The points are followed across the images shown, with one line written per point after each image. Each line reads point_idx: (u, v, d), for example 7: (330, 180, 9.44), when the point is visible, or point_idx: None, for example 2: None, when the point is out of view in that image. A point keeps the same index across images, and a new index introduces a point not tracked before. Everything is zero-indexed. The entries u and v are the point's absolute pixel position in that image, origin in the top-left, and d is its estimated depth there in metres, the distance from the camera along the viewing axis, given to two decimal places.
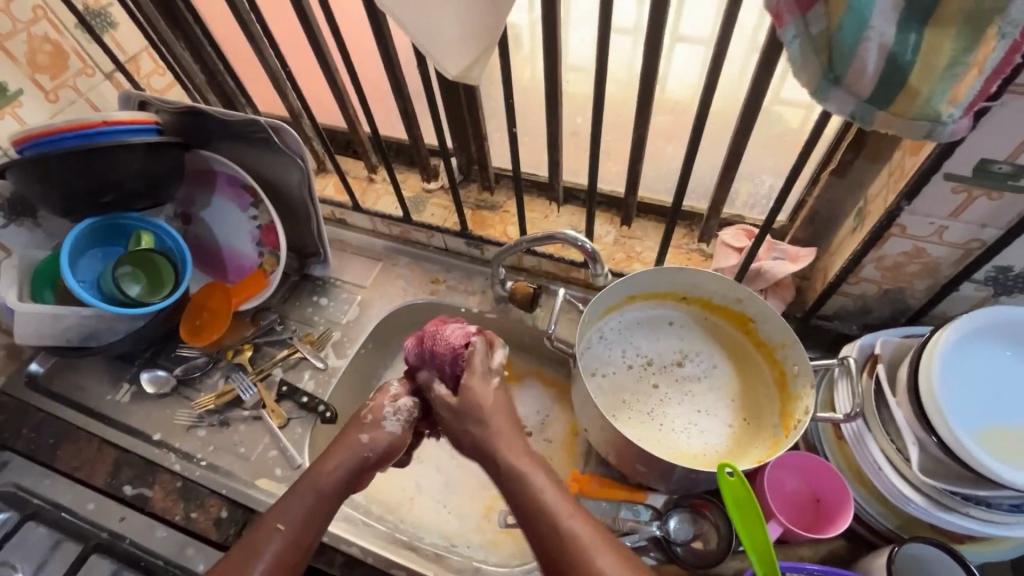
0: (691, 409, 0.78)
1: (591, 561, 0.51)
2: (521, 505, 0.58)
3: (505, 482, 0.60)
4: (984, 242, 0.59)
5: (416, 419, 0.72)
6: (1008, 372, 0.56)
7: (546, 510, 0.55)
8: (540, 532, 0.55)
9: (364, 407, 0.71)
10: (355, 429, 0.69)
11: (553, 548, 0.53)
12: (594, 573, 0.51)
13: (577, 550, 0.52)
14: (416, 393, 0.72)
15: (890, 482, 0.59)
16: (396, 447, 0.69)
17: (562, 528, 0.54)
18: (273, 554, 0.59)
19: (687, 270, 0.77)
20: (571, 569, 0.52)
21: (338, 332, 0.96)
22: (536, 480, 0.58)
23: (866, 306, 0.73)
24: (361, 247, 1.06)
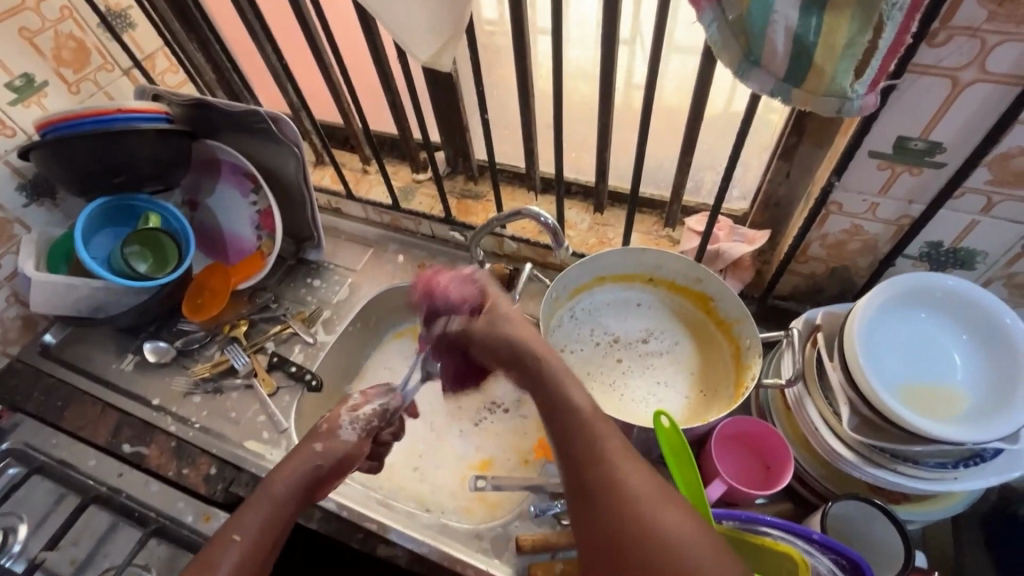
0: (655, 382, 0.83)
1: (620, 469, 0.53)
2: (552, 409, 0.59)
3: (537, 389, 0.61)
4: (913, 218, 0.63)
5: (373, 428, 0.74)
6: (931, 335, 0.59)
7: (581, 416, 0.56)
8: (571, 436, 0.56)
9: (319, 419, 0.72)
10: (307, 442, 0.69)
11: (580, 449, 0.55)
12: (621, 477, 0.52)
13: (605, 458, 0.53)
14: (376, 402, 0.76)
15: (826, 443, 0.63)
16: (356, 452, 0.71)
17: (592, 435, 0.55)
18: (235, 561, 0.57)
19: (649, 251, 0.83)
20: (595, 471, 0.53)
21: (328, 311, 1.02)
22: (573, 393, 0.59)
23: (817, 285, 0.78)
24: (355, 234, 1.13)
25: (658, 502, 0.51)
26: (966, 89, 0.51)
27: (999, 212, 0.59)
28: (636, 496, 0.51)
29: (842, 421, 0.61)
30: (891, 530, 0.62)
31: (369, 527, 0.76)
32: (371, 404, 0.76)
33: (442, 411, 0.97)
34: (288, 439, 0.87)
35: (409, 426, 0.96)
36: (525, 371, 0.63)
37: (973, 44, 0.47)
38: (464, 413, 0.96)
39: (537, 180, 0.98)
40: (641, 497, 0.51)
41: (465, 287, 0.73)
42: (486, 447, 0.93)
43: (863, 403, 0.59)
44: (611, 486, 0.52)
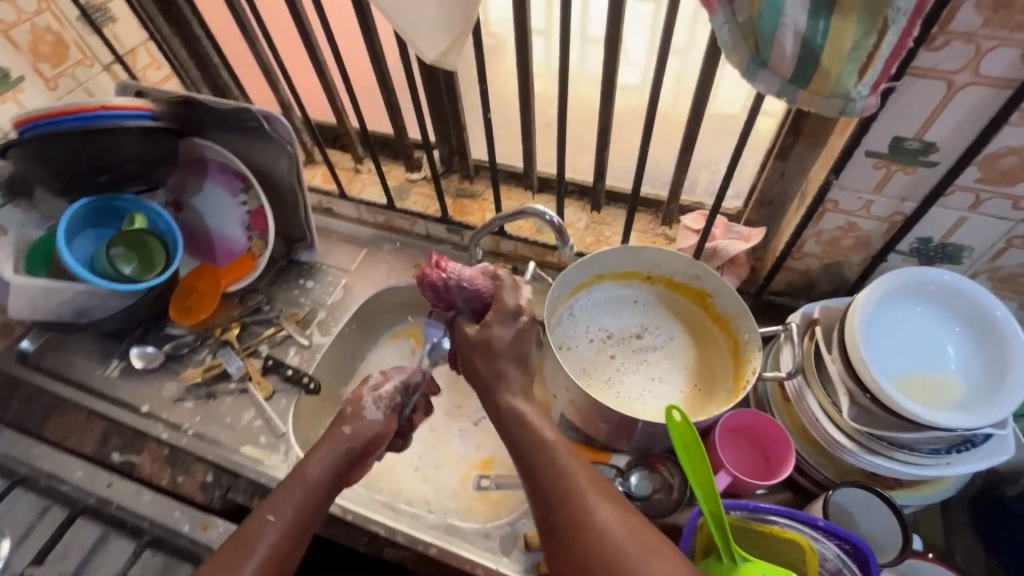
0: (651, 377, 0.84)
1: (589, 505, 0.54)
2: (519, 446, 0.60)
3: (505, 424, 0.62)
4: (905, 215, 0.66)
5: (397, 405, 0.76)
6: (927, 327, 0.62)
7: (549, 453, 0.58)
8: (540, 473, 0.57)
9: (345, 402, 0.74)
10: (339, 425, 0.71)
11: (548, 488, 0.56)
12: (590, 511, 0.54)
13: (574, 493, 0.55)
14: (397, 379, 0.77)
15: (826, 432, 0.65)
16: (384, 432, 0.73)
17: (560, 470, 0.57)
18: (267, 544, 0.60)
19: (649, 249, 0.84)
20: (564, 508, 0.55)
21: (323, 313, 1.01)
22: (542, 426, 0.60)
23: (811, 280, 0.80)
24: (347, 234, 1.11)
25: (627, 533, 0.52)
26: (961, 91, 0.53)
27: (986, 209, 0.62)
28: (606, 530, 0.52)
29: (842, 412, 0.63)
30: (890, 516, 0.64)
31: (375, 530, 0.75)
32: (393, 383, 0.77)
33: (441, 411, 0.96)
34: (287, 444, 0.85)
35: None
36: (496, 406, 0.63)
37: (968, 49, 0.50)
38: (463, 413, 0.96)
39: (535, 179, 0.98)
40: (610, 531, 0.52)
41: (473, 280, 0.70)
42: (486, 446, 0.93)
43: (864, 394, 0.61)
44: (581, 521, 0.53)
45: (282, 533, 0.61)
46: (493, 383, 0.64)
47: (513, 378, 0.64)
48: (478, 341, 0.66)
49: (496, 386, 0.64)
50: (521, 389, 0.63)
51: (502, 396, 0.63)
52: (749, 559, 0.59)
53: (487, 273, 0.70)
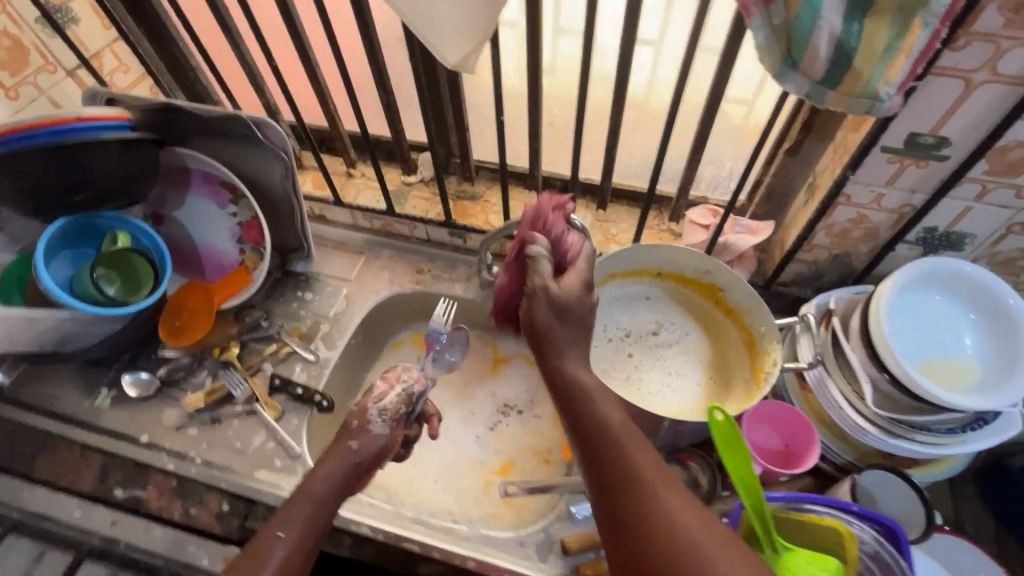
0: (669, 373, 0.85)
1: (657, 491, 0.51)
2: (580, 426, 0.58)
3: (569, 404, 0.59)
4: (915, 207, 0.69)
5: (402, 417, 0.72)
6: (943, 314, 0.65)
7: (613, 436, 0.55)
8: (603, 458, 0.55)
9: (350, 414, 0.71)
10: (344, 434, 0.69)
11: (612, 472, 0.53)
12: (659, 500, 0.51)
13: (639, 479, 0.52)
14: (400, 388, 0.73)
15: (849, 419, 0.68)
16: (389, 446, 0.70)
17: (626, 455, 0.54)
18: (277, 562, 0.57)
19: (661, 246, 0.84)
20: (630, 492, 0.52)
21: (326, 325, 0.97)
22: (605, 407, 0.58)
23: (818, 271, 0.82)
24: (342, 242, 1.07)
25: (700, 523, 0.49)
26: (978, 88, 0.55)
27: (991, 199, 0.65)
28: (675, 519, 0.49)
29: (866, 399, 0.66)
30: (910, 494, 0.67)
31: (408, 547, 0.74)
32: (397, 391, 0.73)
33: (455, 419, 0.95)
34: (303, 466, 0.82)
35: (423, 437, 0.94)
36: (554, 374, 0.62)
37: (988, 48, 0.52)
38: (478, 419, 0.95)
39: (540, 179, 0.97)
40: (681, 520, 0.49)
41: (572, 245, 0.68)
42: (505, 450, 0.92)
43: (887, 380, 0.64)
44: (649, 509, 0.50)
45: (293, 547, 0.59)
46: (549, 351, 0.63)
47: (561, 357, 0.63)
48: (551, 297, 0.64)
49: (554, 354, 0.62)
50: (580, 360, 0.62)
51: (559, 362, 0.62)
52: (791, 548, 0.61)
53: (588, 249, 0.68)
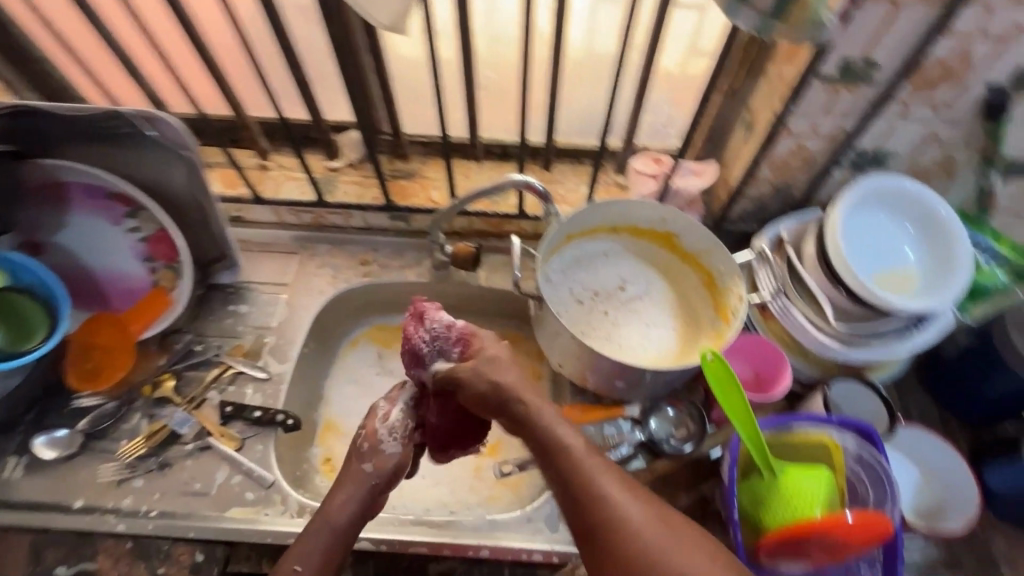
0: (641, 324, 0.86)
1: (622, 508, 0.53)
2: (547, 455, 0.59)
3: (529, 433, 0.61)
4: (847, 131, 0.73)
5: (413, 431, 0.70)
6: (881, 229, 0.71)
7: (578, 459, 0.57)
8: (568, 481, 0.56)
9: (358, 436, 0.69)
10: (355, 458, 0.67)
11: (579, 494, 0.55)
12: (626, 516, 0.53)
13: (604, 496, 0.54)
14: (404, 401, 0.70)
15: (815, 338, 0.73)
16: (403, 464, 0.68)
17: (589, 475, 0.56)
18: None
19: (616, 201, 0.83)
20: (599, 512, 0.53)
21: (272, 337, 0.88)
22: (565, 432, 0.60)
23: (762, 204, 0.86)
24: (269, 242, 0.97)
25: (662, 535, 0.52)
26: (901, 9, 0.58)
27: (913, 115, 0.70)
28: (641, 533, 0.52)
29: (829, 317, 0.71)
30: (871, 395, 0.74)
31: (415, 551, 0.71)
32: (400, 405, 0.70)
33: None
34: (281, 494, 0.75)
35: None
36: (518, 418, 0.62)
37: None
38: None
39: (480, 147, 0.92)
40: (645, 536, 0.51)
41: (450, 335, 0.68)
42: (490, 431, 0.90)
43: (847, 296, 0.69)
44: (616, 527, 0.52)
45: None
46: (509, 401, 0.63)
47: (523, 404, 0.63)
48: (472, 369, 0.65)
49: (512, 399, 0.63)
50: (539, 403, 0.63)
51: (522, 400, 0.63)
52: (785, 467, 0.64)
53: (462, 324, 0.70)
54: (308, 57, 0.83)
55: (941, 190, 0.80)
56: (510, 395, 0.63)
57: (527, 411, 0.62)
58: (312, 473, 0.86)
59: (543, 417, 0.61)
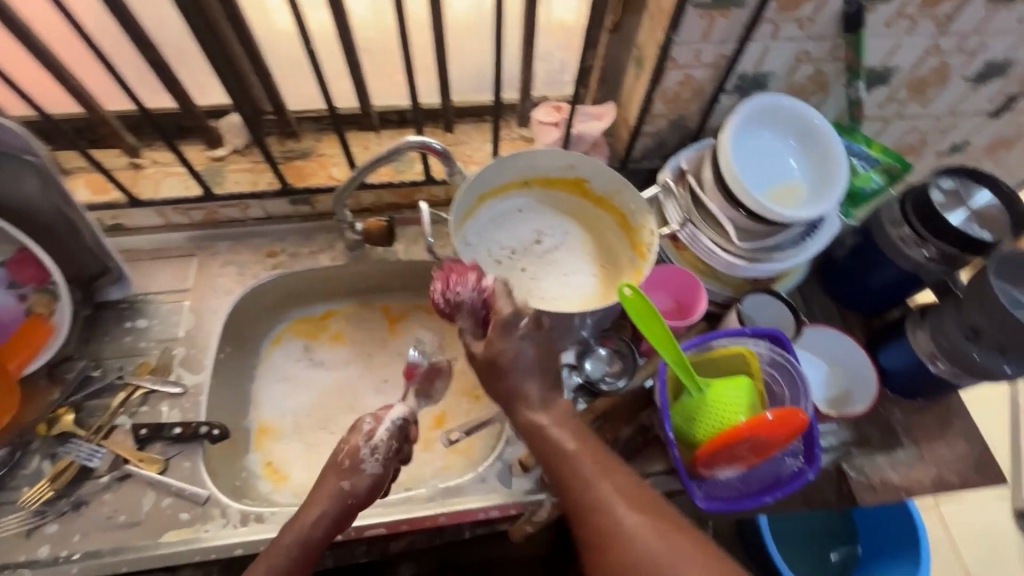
0: (563, 273, 0.87)
1: (616, 513, 0.55)
2: (549, 459, 0.60)
3: (529, 432, 0.61)
4: (728, 56, 0.75)
5: (395, 450, 0.65)
6: (765, 147, 0.75)
7: (574, 466, 0.58)
8: (567, 488, 0.58)
9: (339, 447, 0.64)
10: (332, 472, 0.63)
11: (575, 500, 0.57)
12: (620, 523, 0.54)
13: (598, 504, 0.56)
14: (390, 420, 0.65)
15: (723, 260, 0.77)
16: (380, 485, 0.63)
17: (585, 483, 0.57)
18: None
19: (521, 153, 0.83)
20: (595, 521, 0.55)
21: (182, 348, 0.81)
22: (562, 433, 0.60)
23: (661, 139, 0.89)
24: (161, 248, 0.89)
25: (656, 536, 0.53)
26: None
27: (783, 35, 0.73)
28: (634, 536, 0.53)
29: (732, 237, 0.75)
30: (778, 304, 0.79)
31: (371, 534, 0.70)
32: (387, 423, 0.65)
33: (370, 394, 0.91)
34: (218, 507, 0.70)
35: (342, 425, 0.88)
36: (519, 421, 0.62)
37: None
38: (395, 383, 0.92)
39: (375, 116, 0.87)
40: (637, 538, 0.53)
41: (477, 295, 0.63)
42: (434, 403, 0.90)
43: (745, 215, 0.73)
44: (610, 532, 0.54)
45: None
46: (514, 403, 0.62)
47: (530, 393, 0.61)
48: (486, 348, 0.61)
49: (517, 405, 0.62)
50: (541, 403, 0.62)
51: (524, 396, 0.61)
52: (711, 382, 0.68)
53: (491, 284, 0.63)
54: (167, 38, 0.77)
55: (818, 105, 0.86)
56: (512, 402, 0.62)
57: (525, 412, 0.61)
58: (252, 480, 0.83)
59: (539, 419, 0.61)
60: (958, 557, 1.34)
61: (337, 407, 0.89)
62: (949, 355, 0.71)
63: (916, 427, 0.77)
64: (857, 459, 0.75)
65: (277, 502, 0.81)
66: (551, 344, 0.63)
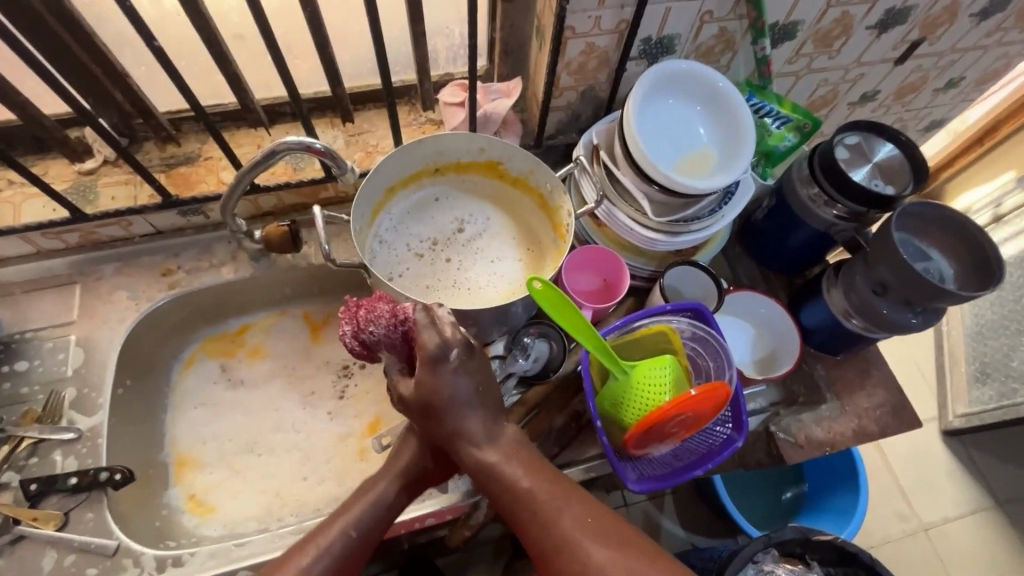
0: (488, 262, 0.83)
1: (583, 547, 0.53)
2: (506, 503, 0.59)
3: (480, 478, 0.60)
4: (628, 21, 0.71)
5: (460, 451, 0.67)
6: (674, 115, 0.73)
7: (536, 504, 0.57)
8: (534, 528, 0.56)
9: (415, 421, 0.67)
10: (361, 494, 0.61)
11: (542, 542, 0.55)
12: (587, 557, 0.53)
13: (565, 539, 0.54)
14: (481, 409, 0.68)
15: (642, 236, 0.75)
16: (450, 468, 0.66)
17: (549, 519, 0.56)
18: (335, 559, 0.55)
19: (425, 139, 0.77)
20: (563, 557, 0.54)
21: (72, 388, 0.74)
22: (519, 471, 0.59)
23: (574, 113, 0.85)
24: (35, 279, 0.79)
25: (623, 564, 0.52)
26: None
27: None
28: (603, 569, 0.52)
29: (647, 212, 0.72)
30: (702, 275, 0.79)
31: None
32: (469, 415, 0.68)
33: (297, 407, 0.86)
34: (131, 556, 0.65)
35: (272, 445, 0.83)
36: (468, 463, 0.61)
37: None
38: (323, 395, 0.87)
39: (260, 111, 0.80)
40: (606, 570, 0.52)
41: (393, 330, 0.60)
42: (366, 410, 0.87)
43: (657, 190, 0.71)
44: (578, 569, 0.53)
45: (356, 544, 0.57)
46: (457, 442, 0.61)
47: (474, 431, 0.60)
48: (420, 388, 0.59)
49: (460, 446, 0.61)
50: (486, 438, 0.61)
51: (472, 438, 0.60)
52: (635, 364, 0.67)
53: (404, 316, 0.60)
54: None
55: (726, 64, 0.84)
56: (456, 443, 0.60)
57: (477, 457, 0.60)
58: (176, 517, 0.77)
59: (487, 461, 0.60)
60: (895, 481, 1.42)
61: (263, 426, 0.84)
62: (862, 311, 0.73)
63: (838, 381, 0.79)
64: (784, 419, 0.76)
65: (204, 536, 0.77)
66: (484, 373, 0.62)
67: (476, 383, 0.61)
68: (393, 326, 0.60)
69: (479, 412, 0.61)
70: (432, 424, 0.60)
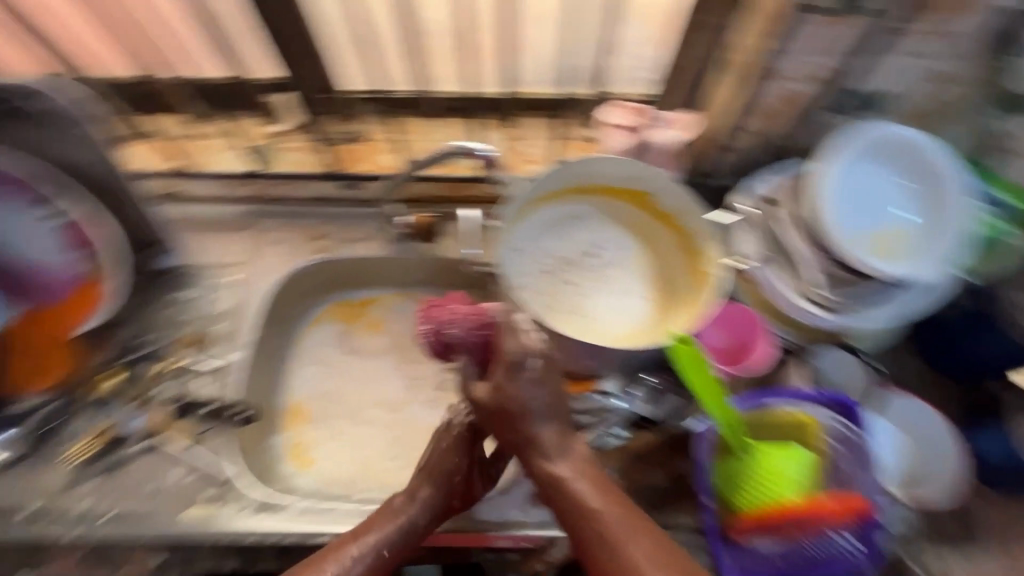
0: (613, 294, 0.77)
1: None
2: (572, 522, 0.57)
3: (547, 491, 0.59)
4: (836, 70, 0.64)
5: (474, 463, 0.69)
6: (875, 186, 0.69)
7: (602, 524, 0.54)
8: (596, 548, 0.54)
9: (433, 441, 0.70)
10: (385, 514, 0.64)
11: (606, 567, 0.53)
12: None
13: (631, 565, 0.52)
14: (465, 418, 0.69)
15: (803, 309, 0.69)
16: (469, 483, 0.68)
17: (614, 544, 0.53)
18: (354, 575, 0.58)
19: (584, 159, 0.76)
20: None
21: (225, 323, 0.83)
22: (585, 490, 0.57)
23: (743, 156, 0.79)
24: (209, 219, 0.89)
25: None
26: None
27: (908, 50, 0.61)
28: None
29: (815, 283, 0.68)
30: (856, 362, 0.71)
31: None
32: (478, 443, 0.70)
33: (399, 388, 0.89)
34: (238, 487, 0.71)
35: (369, 417, 0.87)
36: (537, 473, 0.60)
37: None
38: (424, 382, 0.89)
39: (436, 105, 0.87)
40: None
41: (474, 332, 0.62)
42: None
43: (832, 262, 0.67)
44: None
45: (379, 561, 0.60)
46: (528, 452, 0.60)
47: (547, 441, 0.60)
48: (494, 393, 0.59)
49: (533, 456, 0.60)
50: (560, 450, 0.60)
51: (543, 448, 0.60)
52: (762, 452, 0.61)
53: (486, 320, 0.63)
54: (237, 13, 0.77)
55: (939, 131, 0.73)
56: (529, 450, 0.60)
57: (549, 471, 0.59)
58: (277, 462, 0.83)
59: (555, 473, 0.59)
60: None
61: (365, 398, 0.88)
62: None
63: (1000, 525, 0.66)
64: (923, 551, 0.65)
65: (298, 485, 0.82)
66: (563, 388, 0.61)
67: (557, 395, 0.60)
68: (475, 326, 0.63)
69: (556, 420, 0.60)
70: (507, 427, 0.60)
